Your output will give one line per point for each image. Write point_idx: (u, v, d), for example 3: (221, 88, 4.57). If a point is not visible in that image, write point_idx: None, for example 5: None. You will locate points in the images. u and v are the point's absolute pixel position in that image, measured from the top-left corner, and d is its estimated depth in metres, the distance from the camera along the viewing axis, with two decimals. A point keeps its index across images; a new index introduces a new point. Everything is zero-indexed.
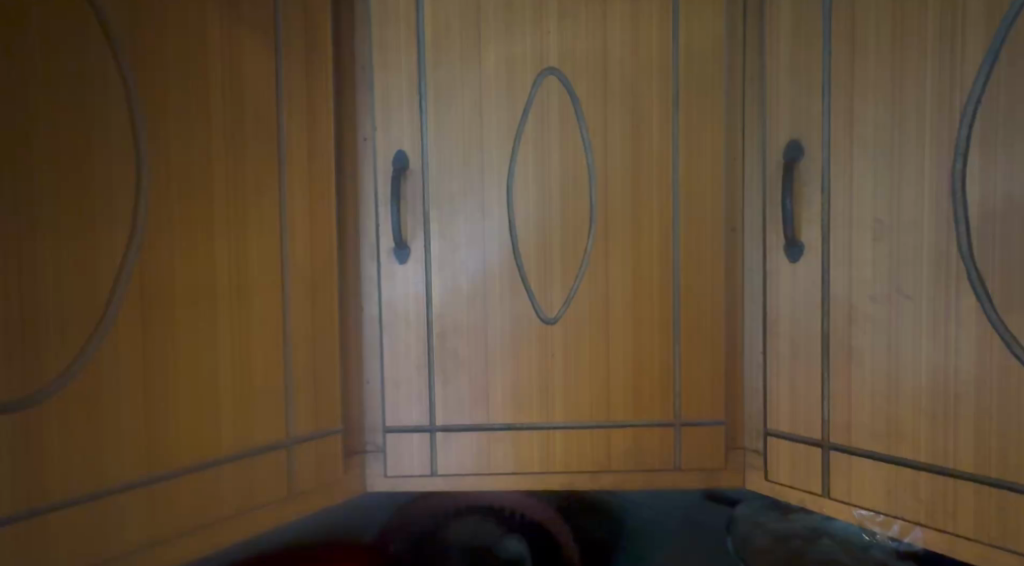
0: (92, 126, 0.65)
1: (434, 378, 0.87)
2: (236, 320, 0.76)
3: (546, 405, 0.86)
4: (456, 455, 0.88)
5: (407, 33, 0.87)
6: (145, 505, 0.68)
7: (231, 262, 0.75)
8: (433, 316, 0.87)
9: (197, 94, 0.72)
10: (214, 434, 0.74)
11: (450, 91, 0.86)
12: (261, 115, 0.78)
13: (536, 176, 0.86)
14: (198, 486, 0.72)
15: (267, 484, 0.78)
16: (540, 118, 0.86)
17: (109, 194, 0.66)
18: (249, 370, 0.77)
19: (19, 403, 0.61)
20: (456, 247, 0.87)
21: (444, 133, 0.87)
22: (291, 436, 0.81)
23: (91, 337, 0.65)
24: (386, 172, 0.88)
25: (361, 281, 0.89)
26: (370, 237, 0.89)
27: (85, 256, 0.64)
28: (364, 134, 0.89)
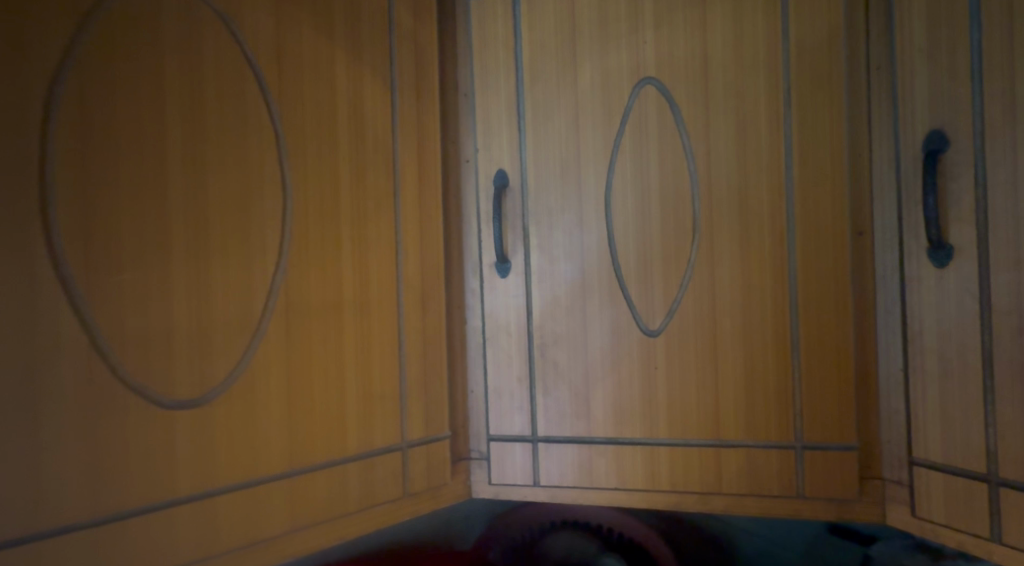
0: (246, 144, 0.69)
1: (535, 388, 0.88)
2: (360, 331, 0.78)
3: (649, 418, 0.84)
4: (558, 467, 0.87)
5: (506, 54, 0.89)
6: (273, 500, 0.70)
7: (356, 276, 0.78)
8: (533, 327, 0.88)
9: (326, 118, 0.76)
10: (341, 435, 0.76)
11: (547, 108, 0.87)
12: (380, 135, 0.81)
13: (633, 187, 0.84)
14: (325, 486, 0.74)
15: (384, 487, 0.80)
16: (636, 128, 0.84)
17: (260, 209, 0.70)
18: (370, 382, 0.79)
19: (192, 401, 0.65)
20: (555, 259, 0.87)
21: (542, 148, 0.88)
22: (406, 440, 0.82)
23: (250, 345, 0.69)
24: (488, 191, 0.90)
25: (464, 294, 0.91)
26: (473, 253, 0.91)
27: (240, 267, 0.68)
28: (466, 156, 0.91)
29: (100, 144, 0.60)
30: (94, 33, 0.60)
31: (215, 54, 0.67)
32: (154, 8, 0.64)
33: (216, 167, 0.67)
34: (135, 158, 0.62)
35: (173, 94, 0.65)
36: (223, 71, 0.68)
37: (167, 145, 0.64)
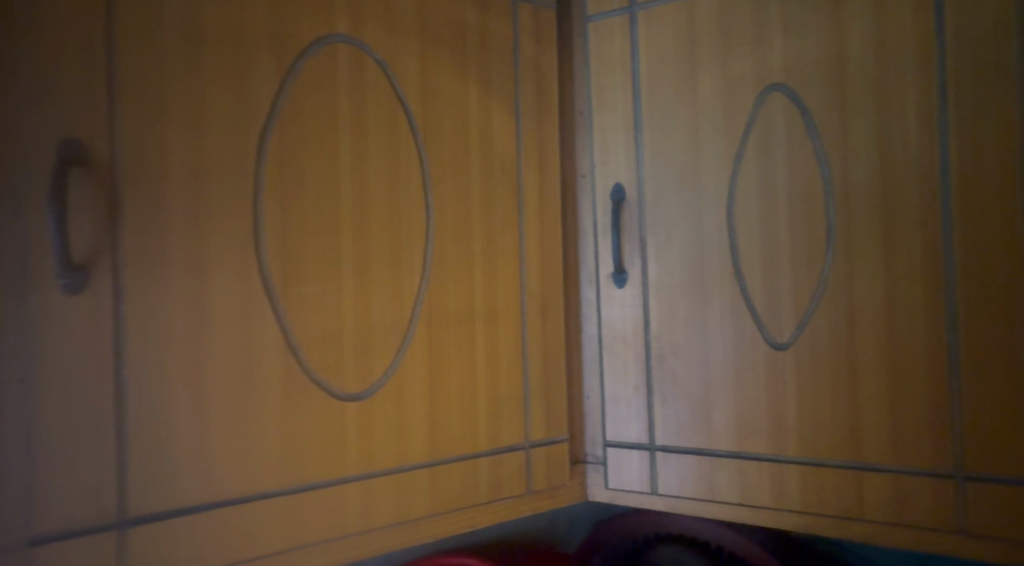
0: (399, 174, 0.82)
1: (654, 397, 0.92)
2: (488, 339, 0.88)
3: (778, 431, 0.83)
4: (676, 475, 0.90)
5: (623, 71, 0.95)
6: (397, 487, 0.80)
7: (485, 290, 0.88)
8: (650, 337, 0.92)
9: (460, 150, 0.87)
10: (473, 432, 0.86)
11: (662, 124, 0.92)
12: (506, 165, 0.92)
13: (759, 198, 0.85)
14: (460, 476, 0.85)
15: (509, 482, 0.89)
16: (762, 136, 0.84)
17: (407, 231, 0.82)
18: (496, 385, 0.89)
19: (360, 394, 0.77)
20: (671, 271, 0.91)
21: (659, 160, 0.92)
22: (529, 440, 0.91)
23: (399, 348, 0.80)
24: (604, 206, 0.97)
25: (581, 303, 0.98)
26: (589, 264, 0.98)
27: (391, 280, 0.80)
28: (582, 172, 0.99)
29: (295, 177, 0.74)
30: (291, 91, 0.74)
31: (375, 97, 0.80)
32: (331, 58, 0.77)
33: (378, 194, 0.80)
34: (318, 191, 0.75)
35: (346, 137, 0.78)
36: (382, 113, 0.81)
37: (342, 177, 0.77)
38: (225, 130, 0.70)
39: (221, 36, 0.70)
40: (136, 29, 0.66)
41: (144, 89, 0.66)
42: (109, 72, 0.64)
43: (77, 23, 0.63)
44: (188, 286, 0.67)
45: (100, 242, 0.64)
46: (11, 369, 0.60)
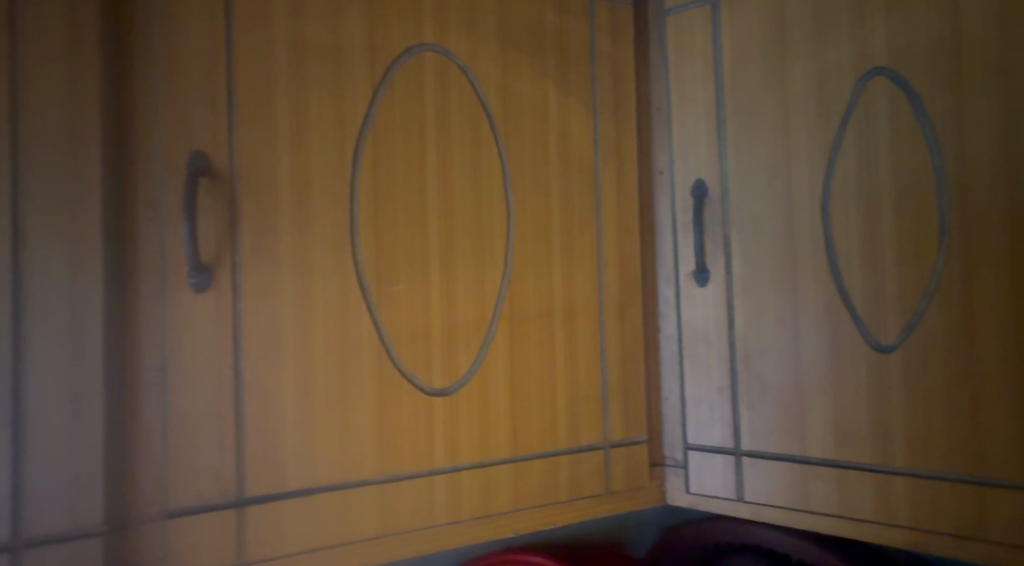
0: (481, 179, 0.91)
1: (739, 400, 0.95)
2: (567, 335, 0.96)
3: (855, 446, 0.85)
4: (762, 482, 0.93)
5: (705, 66, 0.98)
6: (483, 481, 0.90)
7: (563, 291, 0.96)
8: (736, 339, 0.95)
9: (538, 155, 0.95)
10: (553, 431, 0.95)
11: (745, 117, 0.94)
12: (584, 165, 0.98)
13: (859, 188, 0.85)
14: (543, 471, 0.94)
15: (589, 481, 0.97)
16: (863, 123, 0.84)
17: (489, 236, 0.91)
18: (577, 384, 0.97)
19: (444, 392, 0.88)
20: (755, 271, 0.94)
21: (743, 152, 0.95)
22: (608, 440, 0.98)
23: (483, 347, 0.91)
24: (684, 200, 1.01)
25: (658, 302, 1.03)
26: (667, 263, 1.02)
27: (473, 279, 0.90)
28: (659, 168, 1.03)
29: (387, 184, 0.85)
30: (382, 104, 0.85)
31: (461, 103, 0.90)
32: (421, 70, 0.87)
33: (461, 200, 0.90)
34: (405, 199, 0.86)
35: (434, 147, 0.88)
36: (467, 124, 0.90)
37: (430, 185, 0.88)
38: (325, 141, 0.82)
39: (320, 61, 0.82)
40: (250, 63, 0.78)
41: (262, 111, 0.79)
42: (228, 102, 0.77)
43: (199, 62, 0.76)
44: (297, 291, 0.80)
45: (222, 245, 0.76)
46: (149, 362, 0.73)
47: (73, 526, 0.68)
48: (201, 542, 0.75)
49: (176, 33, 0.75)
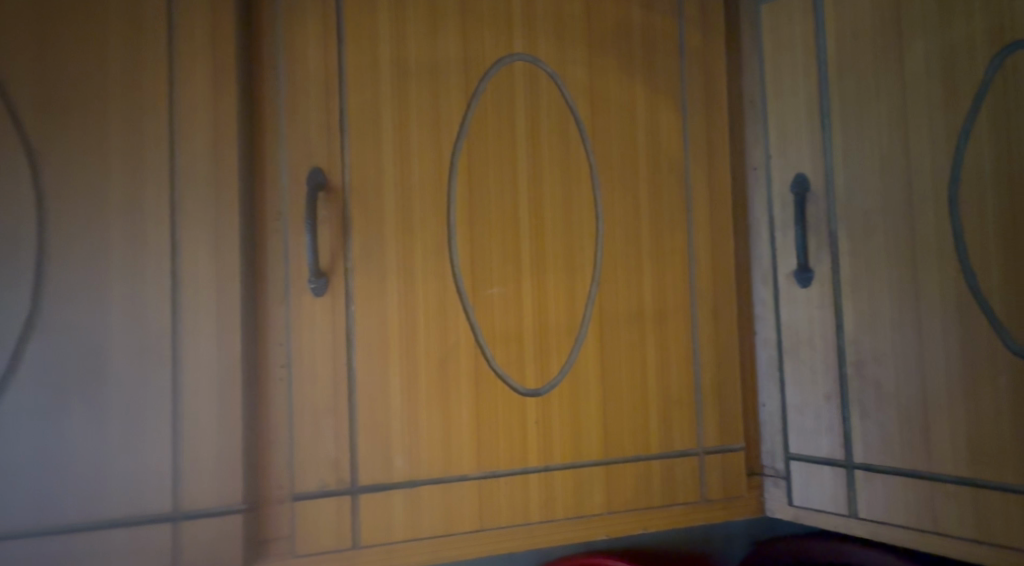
0: (570, 178, 0.93)
1: (851, 407, 0.92)
2: (660, 340, 0.97)
3: (998, 460, 0.80)
4: (878, 496, 0.90)
5: (806, 54, 0.95)
6: (574, 482, 0.95)
7: (654, 293, 0.96)
8: (847, 341, 0.92)
9: (629, 153, 0.95)
10: (646, 436, 0.97)
11: (854, 107, 0.91)
12: (674, 164, 0.97)
13: (993, 180, 0.81)
14: (637, 476, 0.97)
15: (683, 489, 0.98)
16: (998, 108, 0.80)
17: (575, 236, 0.93)
18: (668, 389, 0.97)
19: (536, 392, 0.93)
20: (874, 271, 0.90)
21: (850, 144, 0.92)
22: (702, 446, 0.99)
23: (574, 347, 0.94)
24: (782, 198, 0.98)
25: (755, 304, 1.02)
26: (761, 263, 1.01)
27: (563, 279, 0.93)
28: (754, 164, 1.02)
29: (479, 185, 0.90)
30: (477, 107, 0.90)
31: (548, 109, 0.92)
32: (509, 78, 0.91)
33: (551, 199, 0.92)
34: (499, 208, 0.91)
35: (524, 148, 0.91)
36: (556, 124, 0.93)
37: (519, 187, 0.91)
38: (426, 147, 0.89)
39: (420, 77, 0.88)
40: (358, 86, 0.87)
41: (368, 124, 0.87)
42: (340, 124, 0.87)
43: (315, 91, 0.86)
44: (403, 298, 0.89)
45: (336, 254, 0.87)
46: (276, 359, 0.88)
47: (221, 504, 0.84)
48: (323, 521, 0.88)
49: (294, 63, 0.86)
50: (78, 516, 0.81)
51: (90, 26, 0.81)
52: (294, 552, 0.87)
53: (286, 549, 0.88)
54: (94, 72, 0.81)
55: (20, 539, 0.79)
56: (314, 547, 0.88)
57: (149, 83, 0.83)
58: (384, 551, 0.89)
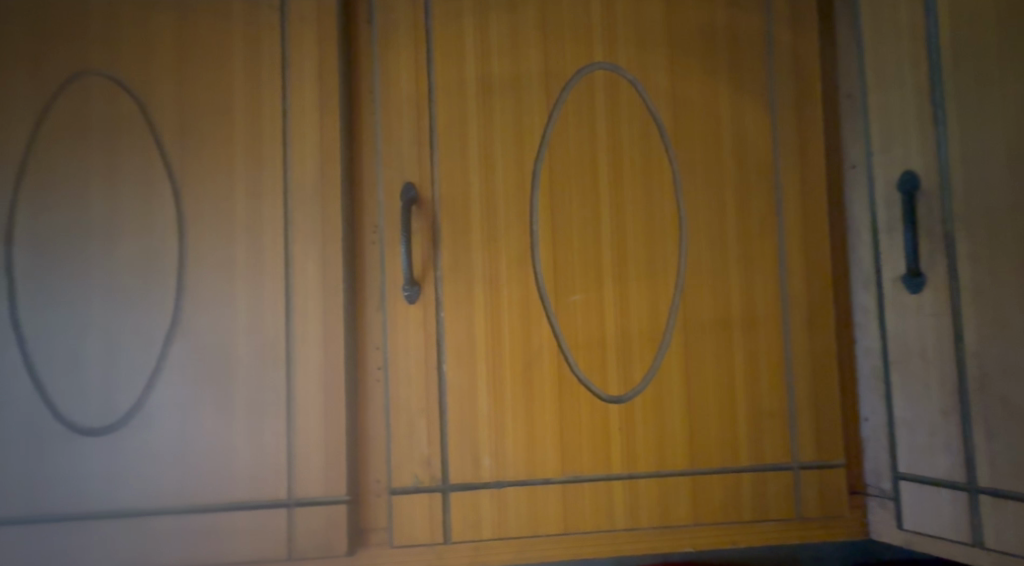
0: (653, 182, 0.96)
1: (975, 427, 0.86)
2: (749, 349, 0.97)
3: None
4: (1010, 527, 0.84)
5: (913, 46, 0.92)
6: (660, 491, 0.96)
7: (743, 301, 0.97)
8: (969, 355, 0.87)
9: (715, 158, 0.97)
10: (737, 448, 0.97)
11: (971, 101, 0.86)
12: (762, 168, 0.98)
13: None
14: (726, 488, 0.96)
15: (776, 506, 0.97)
16: None
17: (660, 241, 0.96)
18: (759, 399, 0.97)
19: (619, 398, 0.96)
20: (997, 277, 0.84)
21: (971, 140, 0.86)
22: (797, 461, 0.97)
23: (657, 353, 0.96)
24: (887, 199, 0.95)
25: (855, 310, 1.00)
26: (860, 266, 0.99)
27: (646, 285, 0.96)
28: (851, 162, 1.00)
29: (560, 193, 0.95)
30: (558, 116, 0.95)
31: (630, 115, 0.96)
32: (589, 85, 0.96)
33: (632, 204, 0.96)
34: (580, 214, 0.95)
35: (604, 153, 0.96)
36: (638, 129, 0.96)
37: (601, 193, 0.96)
38: (509, 158, 0.95)
39: (504, 90, 0.94)
40: (447, 102, 0.94)
41: (455, 137, 0.94)
42: (430, 139, 0.93)
43: (407, 109, 0.93)
44: (489, 306, 0.95)
45: (427, 263, 0.94)
46: (374, 362, 0.94)
47: (328, 493, 0.91)
48: (414, 518, 0.93)
49: (390, 82, 0.93)
50: (208, 497, 0.90)
51: (217, 60, 0.90)
52: (390, 543, 0.93)
53: (384, 541, 0.94)
54: (221, 102, 0.90)
55: (163, 517, 0.89)
56: (407, 540, 0.93)
57: (266, 110, 0.91)
58: (473, 549, 0.95)
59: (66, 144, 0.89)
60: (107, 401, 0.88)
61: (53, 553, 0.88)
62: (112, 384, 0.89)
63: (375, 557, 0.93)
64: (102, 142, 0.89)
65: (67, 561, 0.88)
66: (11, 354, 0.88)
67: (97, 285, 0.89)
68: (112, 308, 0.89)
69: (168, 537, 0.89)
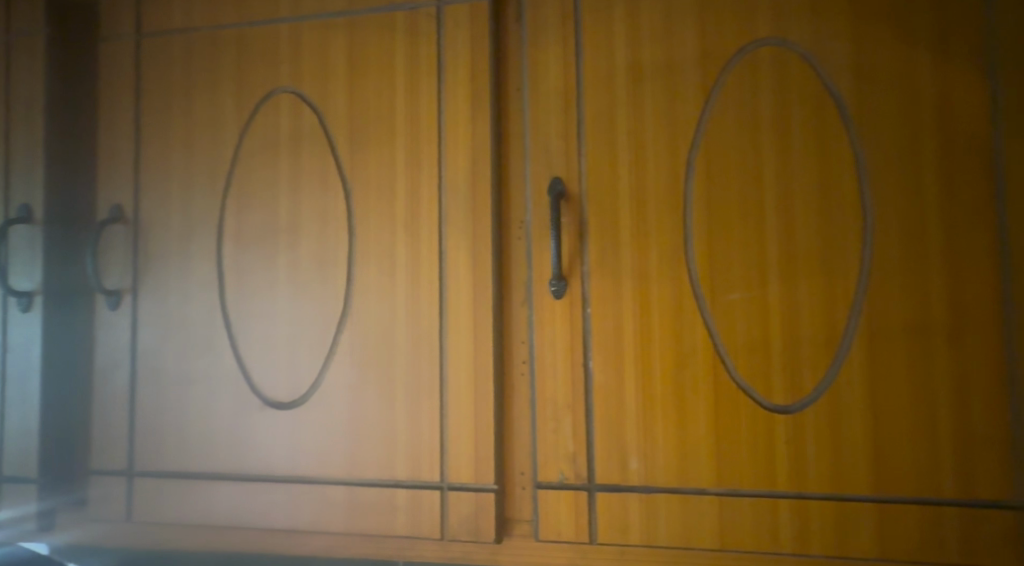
0: (832, 169, 0.88)
1: None
2: (954, 358, 0.85)
3: None
4: None
5: None
6: (837, 516, 0.87)
7: (946, 300, 0.86)
8: None
9: (911, 138, 0.87)
10: (938, 474, 0.85)
11: None
12: (975, 148, 0.86)
13: None
14: (926, 519, 0.85)
15: (987, 546, 0.84)
16: None
17: (841, 237, 0.88)
18: (968, 420, 0.85)
19: (786, 408, 0.88)
20: None
21: None
22: (1019, 495, 0.83)
23: (832, 362, 0.87)
24: None
25: None
26: None
27: (824, 283, 0.88)
28: None
29: (716, 186, 0.91)
30: (714, 102, 0.91)
31: (802, 93, 0.89)
32: (754, 65, 0.90)
33: (804, 193, 0.89)
34: (740, 208, 0.90)
35: (769, 140, 0.90)
36: (812, 112, 0.89)
37: (767, 184, 0.90)
38: (661, 150, 0.92)
39: (656, 80, 0.92)
40: (596, 96, 0.93)
41: (604, 130, 0.93)
42: (577, 135, 0.93)
43: (556, 104, 0.94)
44: (639, 303, 0.92)
45: (574, 258, 0.93)
46: (520, 356, 0.95)
47: (478, 483, 0.88)
48: (559, 514, 0.93)
49: (539, 78, 0.94)
50: (376, 471, 0.89)
51: (382, 65, 0.90)
52: (536, 536, 0.94)
53: (529, 533, 0.94)
54: (383, 107, 0.89)
55: (339, 487, 0.89)
56: (552, 537, 0.93)
57: (424, 107, 0.90)
58: (618, 552, 0.92)
59: (260, 151, 0.90)
60: (295, 374, 0.89)
61: (241, 513, 0.89)
62: (295, 365, 0.89)
63: (518, 550, 0.94)
64: (288, 152, 0.90)
65: (255, 523, 0.89)
66: (218, 336, 0.90)
67: (284, 275, 0.90)
68: (299, 291, 0.89)
69: (341, 505, 0.89)
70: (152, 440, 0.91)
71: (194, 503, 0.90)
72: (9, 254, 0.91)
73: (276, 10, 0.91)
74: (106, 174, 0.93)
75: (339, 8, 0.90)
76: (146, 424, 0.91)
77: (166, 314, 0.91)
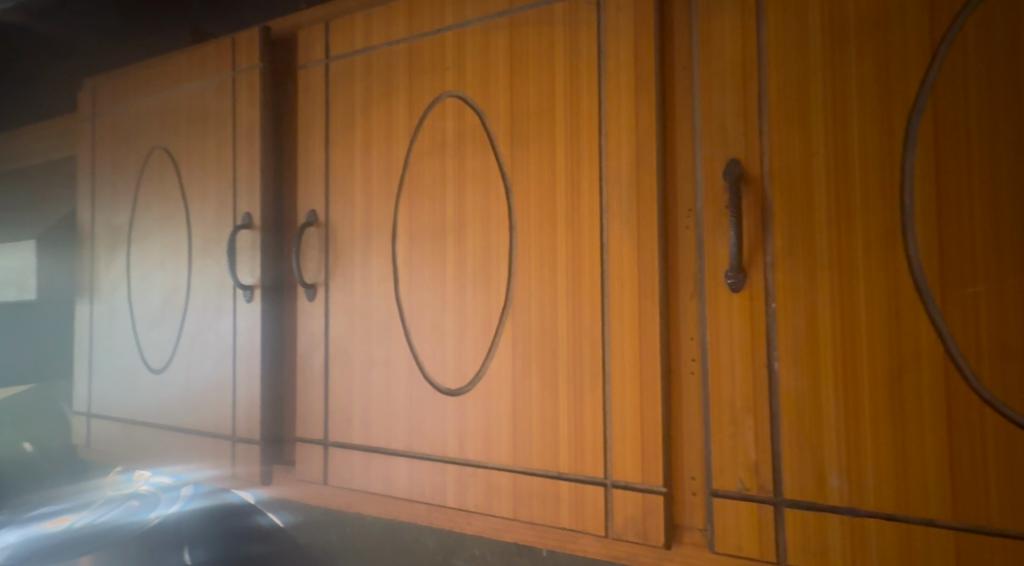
0: None
1: None
2: None
3: None
4: None
5: None
6: None
7: None
8: None
9: None
10: None
11: None
12: None
13: None
14: None
15: None
16: None
17: None
18: None
19: None
20: None
21: None
22: None
23: None
24: None
25: None
26: None
27: None
28: None
29: (950, 157, 0.75)
30: (944, 55, 0.76)
31: None
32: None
33: None
34: (992, 180, 0.74)
35: None
36: None
37: None
38: (869, 119, 0.78)
39: (860, 36, 0.79)
40: (782, 64, 0.81)
41: (794, 100, 0.81)
42: (759, 111, 0.82)
43: (731, 78, 0.83)
44: (839, 298, 0.79)
45: (755, 248, 0.82)
46: (687, 354, 0.86)
47: (646, 482, 0.85)
48: (732, 528, 0.82)
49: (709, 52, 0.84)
50: (537, 464, 0.90)
51: (542, 62, 0.90)
52: (711, 547, 0.83)
53: (705, 542, 0.85)
54: (545, 102, 0.90)
55: (501, 473, 0.91)
56: (730, 550, 0.82)
57: (584, 97, 0.88)
58: None
59: (428, 156, 0.96)
60: (460, 363, 0.94)
61: (426, 487, 0.96)
62: (460, 354, 0.94)
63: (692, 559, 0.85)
64: (454, 152, 0.95)
65: (439, 498, 0.95)
66: (392, 325, 0.99)
67: (450, 266, 0.95)
68: (463, 284, 0.94)
69: (506, 490, 0.91)
70: (343, 416, 1.03)
71: (381, 475, 0.99)
72: (238, 254, 1.08)
73: (443, 19, 0.96)
74: (304, 183, 1.07)
75: (500, 10, 0.92)
76: (337, 402, 1.03)
77: (351, 304, 1.02)
